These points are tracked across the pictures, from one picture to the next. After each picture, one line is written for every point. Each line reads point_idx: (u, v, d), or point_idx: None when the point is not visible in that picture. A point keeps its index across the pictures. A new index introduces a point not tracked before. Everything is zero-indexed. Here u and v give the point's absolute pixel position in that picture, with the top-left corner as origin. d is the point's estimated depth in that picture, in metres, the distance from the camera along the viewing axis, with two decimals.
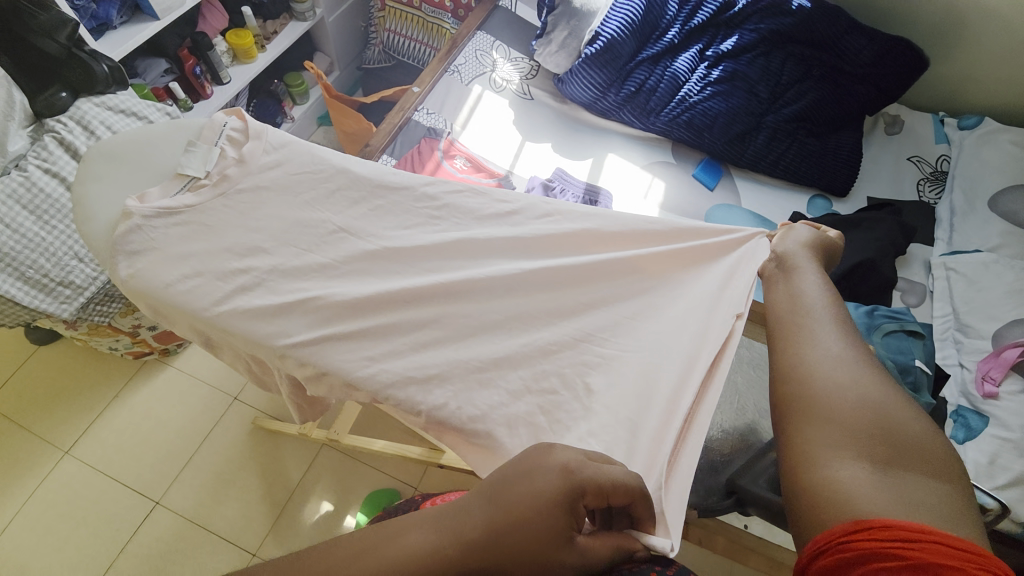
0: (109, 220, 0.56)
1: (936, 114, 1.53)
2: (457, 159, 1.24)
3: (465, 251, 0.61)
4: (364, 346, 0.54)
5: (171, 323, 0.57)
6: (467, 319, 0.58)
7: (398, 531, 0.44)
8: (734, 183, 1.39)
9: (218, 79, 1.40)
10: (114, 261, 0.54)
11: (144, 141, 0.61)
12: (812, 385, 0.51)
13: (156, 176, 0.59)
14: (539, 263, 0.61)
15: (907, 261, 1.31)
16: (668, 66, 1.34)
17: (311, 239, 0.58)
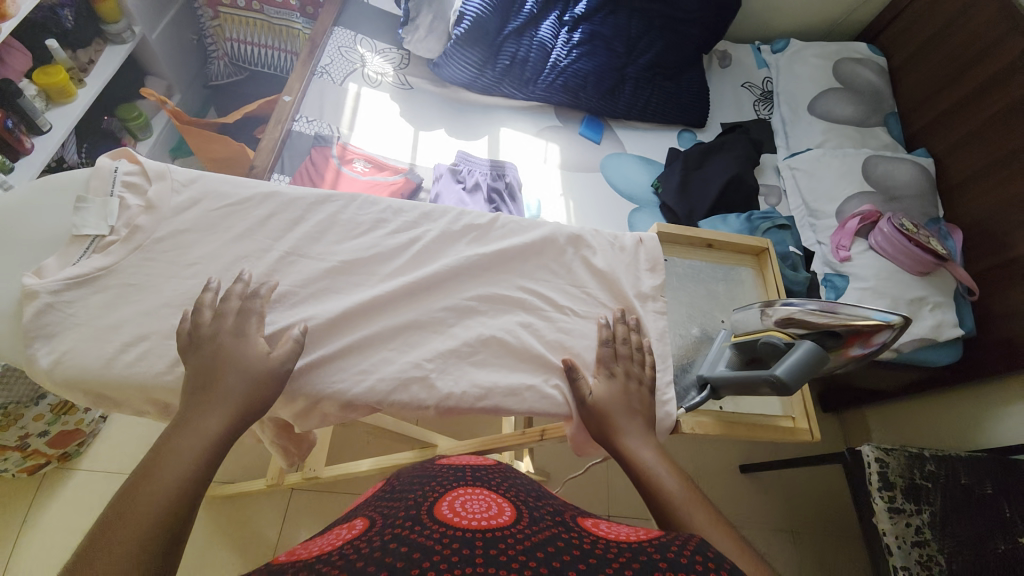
0: (4, 307, 0.49)
1: (754, 44, 1.80)
2: (355, 162, 1.19)
3: (420, 246, 0.61)
4: (353, 362, 0.53)
5: (117, 404, 0.51)
6: (443, 310, 0.59)
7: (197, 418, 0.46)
8: (616, 134, 1.53)
9: (36, 128, 1.19)
10: (31, 351, 0.48)
11: (9, 211, 0.52)
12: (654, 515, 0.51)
13: (42, 246, 0.52)
14: (492, 244, 0.63)
15: (762, 171, 1.56)
16: (533, 36, 1.40)
17: (260, 273, 0.55)
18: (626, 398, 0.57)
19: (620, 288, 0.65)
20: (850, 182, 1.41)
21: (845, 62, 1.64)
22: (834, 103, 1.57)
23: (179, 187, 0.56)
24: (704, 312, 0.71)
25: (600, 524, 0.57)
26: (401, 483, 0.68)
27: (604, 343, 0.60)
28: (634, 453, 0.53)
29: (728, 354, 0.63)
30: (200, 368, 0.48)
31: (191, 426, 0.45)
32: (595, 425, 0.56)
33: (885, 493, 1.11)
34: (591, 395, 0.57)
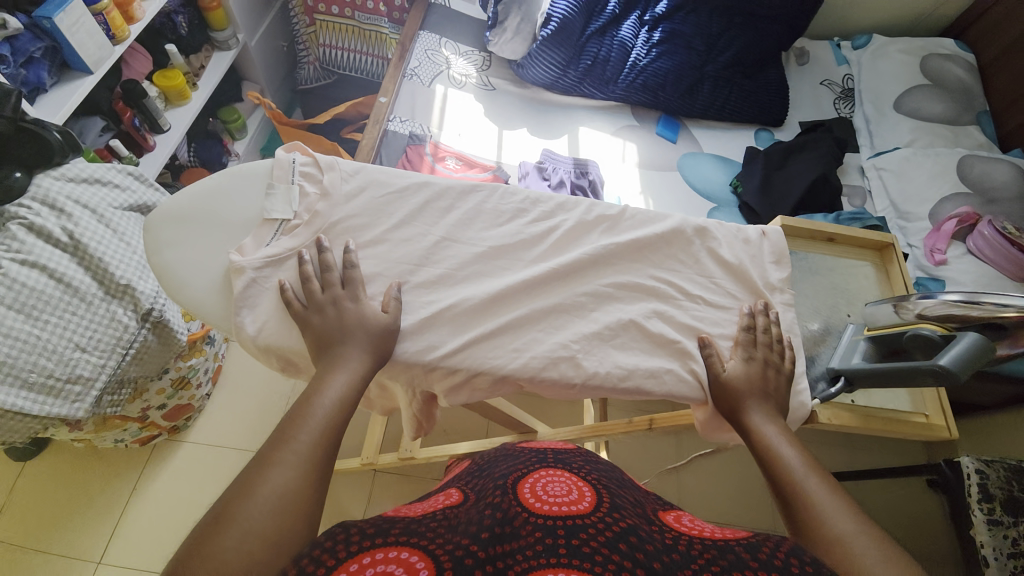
0: (212, 280, 0.55)
1: (833, 40, 1.75)
2: (448, 160, 1.24)
3: (557, 237, 0.64)
4: (507, 340, 0.58)
5: (300, 370, 0.57)
6: (583, 295, 0.62)
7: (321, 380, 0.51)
8: (692, 133, 1.53)
9: (158, 127, 1.29)
10: (239, 320, 0.54)
11: (207, 197, 0.60)
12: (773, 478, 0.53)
13: (237, 228, 0.58)
14: (624, 235, 0.66)
15: (845, 170, 1.51)
16: (614, 36, 1.43)
17: (419, 256, 0.60)
18: (762, 381, 0.58)
19: (747, 280, 0.67)
20: (944, 183, 1.37)
21: (933, 59, 1.59)
22: (923, 101, 1.52)
23: (347, 176, 0.62)
24: (826, 306, 0.71)
25: (683, 518, 0.58)
26: (488, 464, 0.69)
27: (745, 329, 0.62)
28: (758, 429, 0.55)
29: (863, 346, 0.63)
30: (380, 344, 0.54)
31: (317, 383, 0.50)
32: (724, 402, 0.58)
33: (984, 505, 1.06)
34: (724, 373, 0.59)
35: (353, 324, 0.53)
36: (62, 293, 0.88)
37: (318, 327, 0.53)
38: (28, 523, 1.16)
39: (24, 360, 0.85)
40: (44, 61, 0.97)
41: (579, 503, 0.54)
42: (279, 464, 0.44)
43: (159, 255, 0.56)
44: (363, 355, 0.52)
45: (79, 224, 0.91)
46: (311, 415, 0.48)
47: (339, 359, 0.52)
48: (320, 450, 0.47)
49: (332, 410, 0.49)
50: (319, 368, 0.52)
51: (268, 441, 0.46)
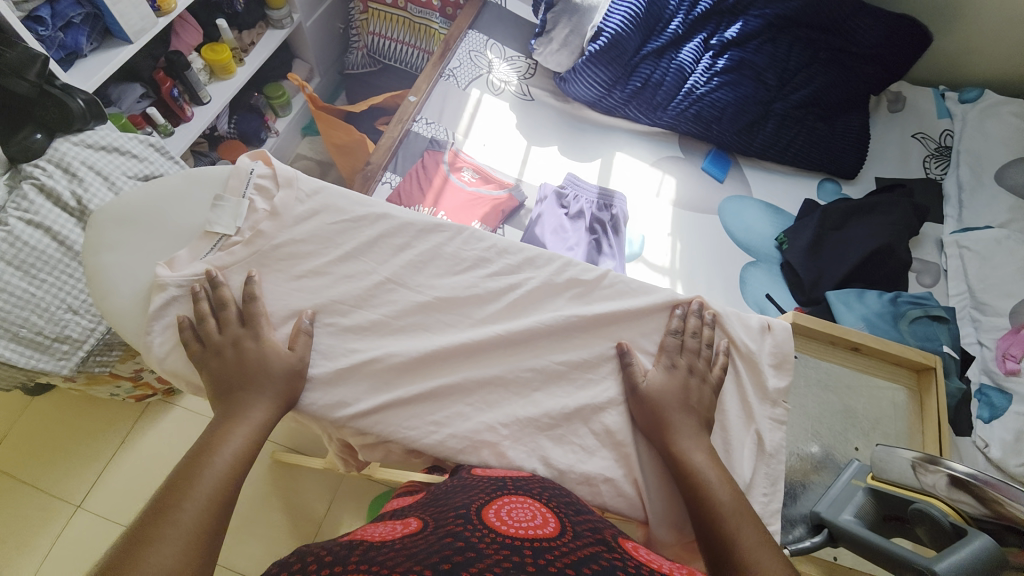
0: (137, 292, 0.53)
1: (936, 89, 1.51)
2: (464, 171, 1.18)
3: (517, 297, 0.57)
4: (427, 411, 0.51)
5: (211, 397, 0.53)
6: (531, 371, 0.54)
7: (217, 435, 0.46)
8: (744, 173, 1.38)
9: (197, 99, 1.32)
10: (151, 338, 0.51)
11: (157, 200, 0.57)
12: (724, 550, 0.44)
13: (175, 240, 0.55)
14: (598, 306, 0.57)
15: (918, 242, 1.31)
16: (673, 58, 1.30)
17: (356, 297, 0.55)
18: (683, 393, 0.52)
19: (733, 383, 0.56)
20: None
21: None
22: None
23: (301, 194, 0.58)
24: (832, 436, 0.67)
25: (644, 553, 0.42)
26: (439, 494, 0.47)
27: (671, 334, 0.56)
28: (686, 456, 0.48)
29: (859, 498, 0.57)
30: (285, 389, 0.49)
31: (213, 441, 0.46)
32: (648, 424, 0.51)
33: None
34: (679, 451, 0.49)
35: (257, 361, 0.49)
36: (60, 254, 0.92)
37: (224, 359, 0.49)
38: (25, 455, 1.25)
39: (15, 314, 0.88)
40: (83, 27, 1.01)
41: (544, 532, 0.40)
42: (165, 539, 0.39)
43: (96, 256, 0.54)
44: (266, 403, 0.48)
45: (87, 189, 0.93)
46: (202, 477, 0.43)
47: (239, 408, 0.48)
48: (213, 514, 0.42)
49: (228, 464, 0.45)
50: (216, 420, 0.47)
51: (148, 514, 0.41)
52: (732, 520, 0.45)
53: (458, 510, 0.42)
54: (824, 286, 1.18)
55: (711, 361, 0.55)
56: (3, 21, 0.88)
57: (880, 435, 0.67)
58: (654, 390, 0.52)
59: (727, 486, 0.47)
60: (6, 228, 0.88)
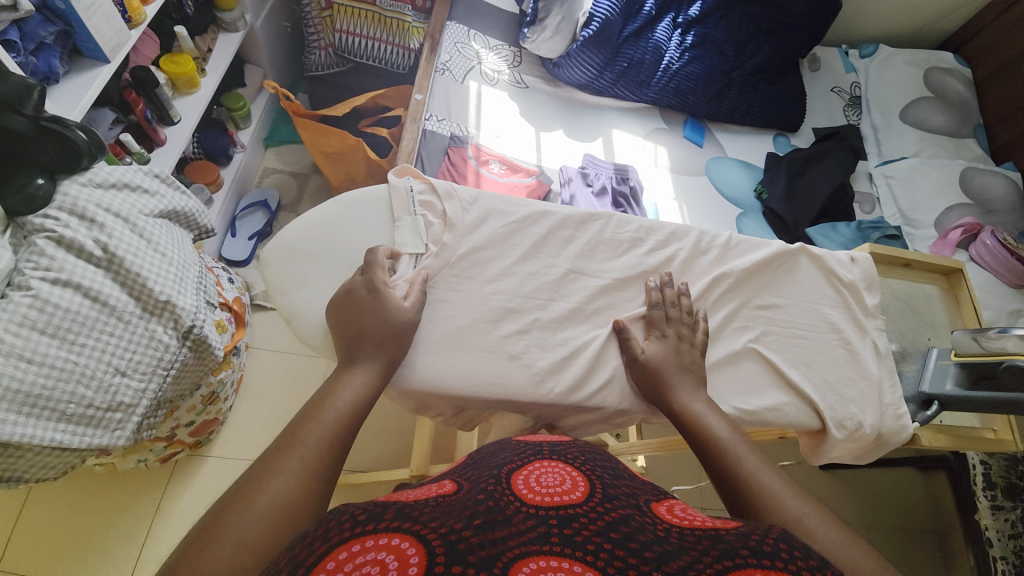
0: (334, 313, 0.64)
1: (840, 47, 1.80)
2: (491, 164, 1.21)
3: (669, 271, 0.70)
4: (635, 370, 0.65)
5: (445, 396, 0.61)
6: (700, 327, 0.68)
7: (333, 389, 0.54)
8: (716, 138, 1.53)
9: (168, 119, 1.18)
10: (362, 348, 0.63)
11: (324, 233, 0.68)
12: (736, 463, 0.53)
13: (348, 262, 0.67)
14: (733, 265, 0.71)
15: (855, 177, 1.58)
16: (649, 37, 1.42)
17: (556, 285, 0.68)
18: (677, 356, 0.62)
19: (843, 306, 0.72)
20: (948, 193, 1.47)
21: (939, 70, 1.68)
22: (927, 113, 1.62)
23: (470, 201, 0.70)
24: (905, 335, 0.84)
25: (676, 510, 0.48)
26: (482, 459, 0.54)
27: (654, 306, 0.66)
28: (688, 408, 0.59)
29: (953, 372, 0.75)
30: (385, 339, 0.58)
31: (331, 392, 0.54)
32: (651, 386, 0.61)
33: (988, 492, 1.17)
34: (680, 403, 0.59)
35: (380, 323, 0.58)
36: (97, 312, 0.79)
37: (349, 325, 0.58)
38: (44, 552, 1.09)
39: (59, 390, 0.75)
40: (55, 48, 0.86)
41: (572, 499, 0.45)
42: (282, 470, 0.46)
43: (291, 289, 0.65)
44: (377, 357, 0.57)
45: (112, 235, 0.81)
46: (318, 418, 0.51)
47: (351, 366, 0.56)
48: (317, 464, 0.48)
49: (344, 412, 0.52)
50: (332, 376, 0.56)
51: (276, 446, 0.48)
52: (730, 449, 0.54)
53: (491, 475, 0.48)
54: (803, 225, 1.41)
55: (694, 321, 0.66)
56: None
57: (935, 326, 0.85)
58: (653, 359, 0.62)
59: (722, 421, 0.57)
60: (30, 292, 0.74)
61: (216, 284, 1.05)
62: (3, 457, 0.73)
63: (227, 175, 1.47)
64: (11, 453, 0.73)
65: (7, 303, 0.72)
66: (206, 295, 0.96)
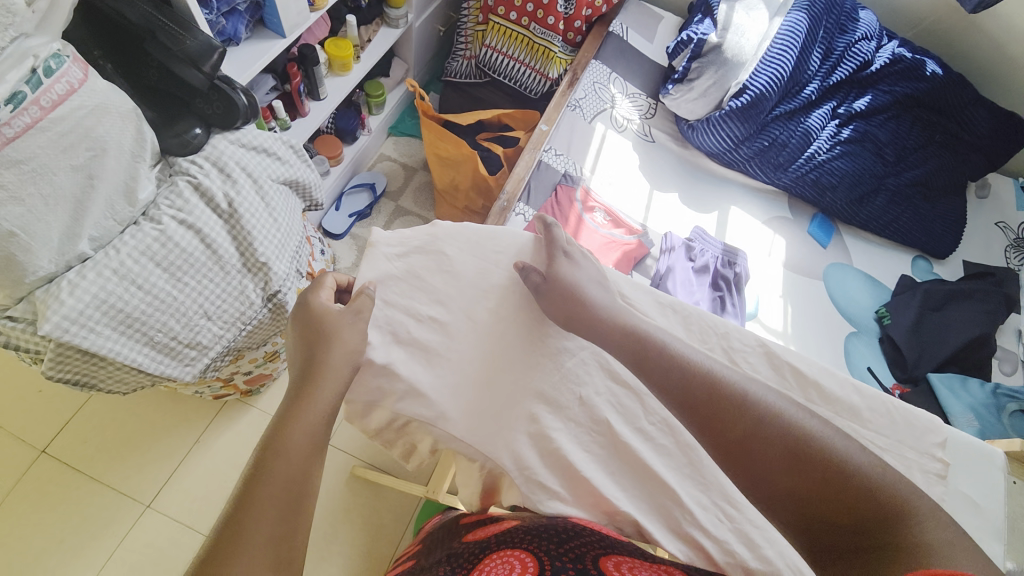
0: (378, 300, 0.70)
1: (1016, 180, 1.59)
2: (596, 211, 1.17)
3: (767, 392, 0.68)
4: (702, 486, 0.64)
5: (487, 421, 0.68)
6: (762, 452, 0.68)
7: (282, 429, 0.53)
8: (844, 242, 1.38)
9: (316, 95, 1.27)
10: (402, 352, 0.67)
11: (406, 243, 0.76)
12: (685, 370, 0.56)
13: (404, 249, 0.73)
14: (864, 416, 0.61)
15: (1001, 329, 1.36)
16: (801, 122, 1.31)
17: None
18: (596, 281, 0.66)
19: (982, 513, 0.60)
20: None
21: None
22: None
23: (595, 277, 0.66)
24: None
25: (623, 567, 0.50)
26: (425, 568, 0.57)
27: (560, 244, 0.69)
28: (631, 320, 0.61)
29: None
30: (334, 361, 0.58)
31: (279, 448, 0.51)
32: (576, 314, 0.63)
33: None
34: (626, 321, 0.61)
35: (329, 352, 0.58)
36: (205, 257, 0.84)
37: (311, 343, 0.59)
38: (92, 448, 1.19)
39: (154, 317, 0.80)
40: (244, 15, 0.97)
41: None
42: (240, 552, 0.45)
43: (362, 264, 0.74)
44: (332, 387, 0.56)
45: (240, 192, 0.87)
46: (271, 473, 0.50)
47: (308, 395, 0.55)
48: (282, 519, 0.48)
49: (316, 422, 0.54)
50: (288, 402, 0.55)
51: (229, 521, 0.47)
52: (675, 359, 0.57)
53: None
54: (924, 367, 1.23)
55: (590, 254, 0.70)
56: (182, 4, 0.85)
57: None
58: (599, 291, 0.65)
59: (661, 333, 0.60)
60: (160, 226, 0.81)
61: (309, 254, 1.10)
62: (90, 364, 0.79)
63: (348, 153, 1.55)
64: (97, 362, 0.79)
65: (138, 231, 0.80)
66: (299, 264, 1.00)
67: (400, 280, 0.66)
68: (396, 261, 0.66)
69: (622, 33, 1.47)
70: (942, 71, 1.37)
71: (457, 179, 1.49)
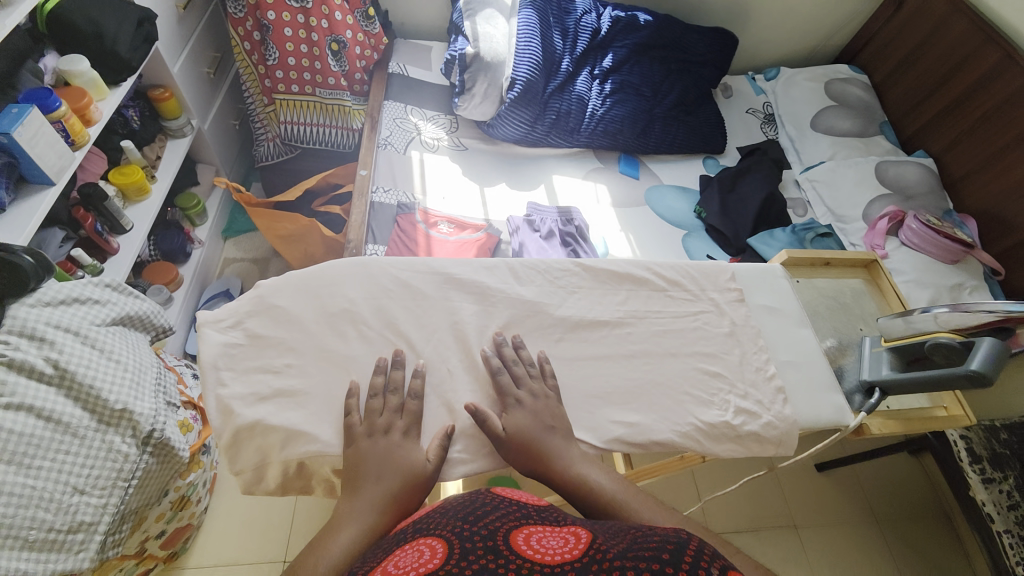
0: None
1: (747, 74, 2.00)
2: (440, 225, 1.27)
3: None
4: None
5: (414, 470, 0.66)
6: None
7: (328, 535, 0.50)
8: (651, 169, 1.65)
9: (120, 228, 1.21)
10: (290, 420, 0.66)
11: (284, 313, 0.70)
12: (606, 498, 0.55)
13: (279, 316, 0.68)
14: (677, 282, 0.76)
15: (784, 186, 1.73)
16: (572, 91, 1.54)
17: (515, 315, 0.70)
18: (538, 416, 0.61)
19: (792, 310, 0.76)
20: (867, 187, 1.59)
21: (839, 81, 1.86)
22: (835, 119, 1.77)
23: (536, 422, 0.60)
24: (842, 326, 0.81)
25: (533, 535, 0.49)
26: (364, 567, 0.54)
27: (500, 365, 0.64)
28: (567, 467, 0.57)
29: (886, 357, 0.72)
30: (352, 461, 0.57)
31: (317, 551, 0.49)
32: (517, 455, 0.59)
33: (976, 467, 1.15)
34: (561, 464, 0.58)
35: (371, 462, 0.56)
36: (50, 432, 0.77)
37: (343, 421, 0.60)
38: None
39: (16, 519, 0.72)
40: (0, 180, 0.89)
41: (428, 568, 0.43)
42: None
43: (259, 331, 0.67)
44: (377, 507, 0.53)
45: (64, 351, 0.81)
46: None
47: (351, 511, 0.52)
48: None
49: (332, 570, 0.47)
50: (342, 509, 0.53)
51: None
52: (618, 501, 0.55)
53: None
54: (743, 236, 1.50)
55: (541, 373, 0.65)
56: None
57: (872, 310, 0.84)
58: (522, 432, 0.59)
59: (602, 473, 0.57)
60: None
61: (177, 382, 1.03)
62: None
63: (185, 272, 1.48)
64: None
65: None
66: (167, 395, 0.95)
67: (246, 347, 0.63)
68: (232, 330, 0.63)
69: (401, 70, 1.61)
70: (652, 17, 1.70)
71: (308, 251, 1.49)
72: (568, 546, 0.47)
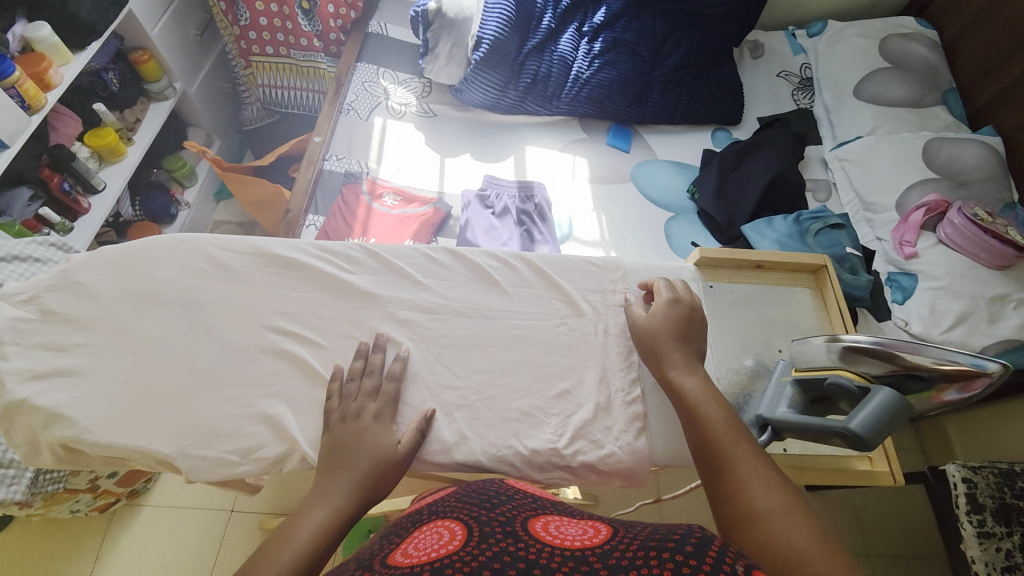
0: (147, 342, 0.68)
1: (787, 30, 1.70)
2: (386, 197, 1.21)
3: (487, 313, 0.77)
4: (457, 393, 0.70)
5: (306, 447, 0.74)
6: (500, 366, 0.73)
7: (298, 516, 0.53)
8: (646, 141, 1.47)
9: (91, 188, 1.28)
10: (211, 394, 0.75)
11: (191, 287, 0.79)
12: (699, 415, 0.62)
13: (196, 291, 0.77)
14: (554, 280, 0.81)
15: (806, 164, 1.49)
16: (553, 50, 1.38)
17: (337, 300, 0.75)
18: (674, 329, 0.71)
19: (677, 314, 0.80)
20: (907, 170, 1.31)
21: (896, 37, 1.53)
22: (884, 85, 1.45)
23: (671, 337, 0.71)
24: (757, 344, 0.84)
25: (552, 526, 0.47)
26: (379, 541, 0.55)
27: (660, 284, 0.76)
28: (679, 381, 0.66)
29: (788, 391, 0.72)
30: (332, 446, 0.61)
31: (286, 537, 0.50)
32: (650, 355, 0.71)
33: (974, 517, 0.99)
34: (672, 377, 0.67)
35: (360, 447, 0.60)
36: None
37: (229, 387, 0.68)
38: None
39: None
40: None
41: (448, 547, 0.42)
42: None
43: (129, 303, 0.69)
44: (344, 492, 0.56)
45: None
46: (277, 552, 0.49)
47: (322, 498, 0.55)
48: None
49: (301, 550, 0.49)
50: (310, 496, 0.56)
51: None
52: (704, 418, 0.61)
53: (364, 561, 0.43)
54: (739, 223, 1.31)
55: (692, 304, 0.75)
56: None
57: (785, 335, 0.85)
58: (655, 334, 0.71)
59: (707, 397, 0.64)
60: None
61: None
62: None
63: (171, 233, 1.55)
64: None
65: None
66: None
67: (38, 322, 0.68)
68: (25, 306, 0.68)
69: (381, 30, 1.51)
70: None
71: (276, 218, 1.48)
72: (584, 535, 0.45)
